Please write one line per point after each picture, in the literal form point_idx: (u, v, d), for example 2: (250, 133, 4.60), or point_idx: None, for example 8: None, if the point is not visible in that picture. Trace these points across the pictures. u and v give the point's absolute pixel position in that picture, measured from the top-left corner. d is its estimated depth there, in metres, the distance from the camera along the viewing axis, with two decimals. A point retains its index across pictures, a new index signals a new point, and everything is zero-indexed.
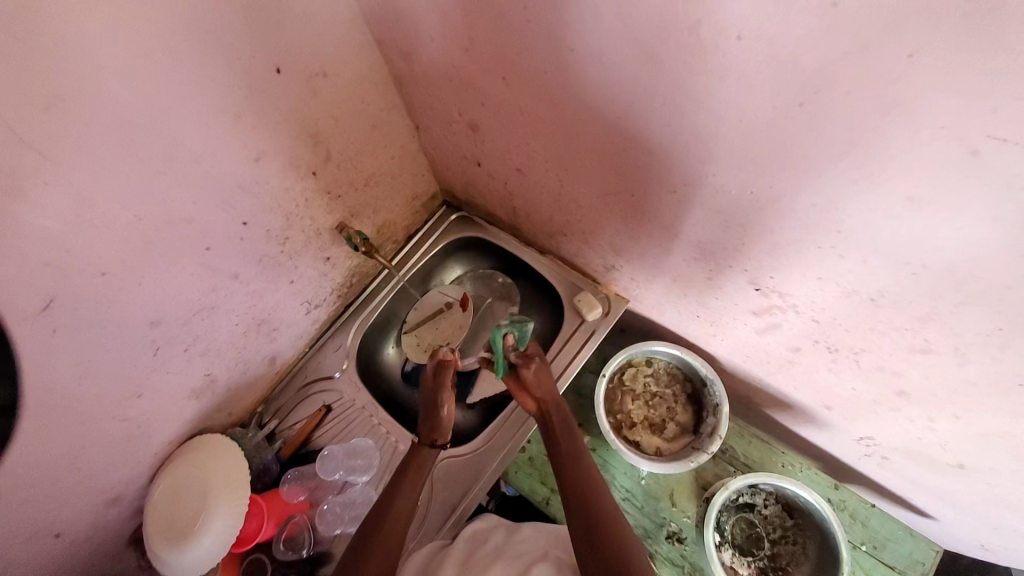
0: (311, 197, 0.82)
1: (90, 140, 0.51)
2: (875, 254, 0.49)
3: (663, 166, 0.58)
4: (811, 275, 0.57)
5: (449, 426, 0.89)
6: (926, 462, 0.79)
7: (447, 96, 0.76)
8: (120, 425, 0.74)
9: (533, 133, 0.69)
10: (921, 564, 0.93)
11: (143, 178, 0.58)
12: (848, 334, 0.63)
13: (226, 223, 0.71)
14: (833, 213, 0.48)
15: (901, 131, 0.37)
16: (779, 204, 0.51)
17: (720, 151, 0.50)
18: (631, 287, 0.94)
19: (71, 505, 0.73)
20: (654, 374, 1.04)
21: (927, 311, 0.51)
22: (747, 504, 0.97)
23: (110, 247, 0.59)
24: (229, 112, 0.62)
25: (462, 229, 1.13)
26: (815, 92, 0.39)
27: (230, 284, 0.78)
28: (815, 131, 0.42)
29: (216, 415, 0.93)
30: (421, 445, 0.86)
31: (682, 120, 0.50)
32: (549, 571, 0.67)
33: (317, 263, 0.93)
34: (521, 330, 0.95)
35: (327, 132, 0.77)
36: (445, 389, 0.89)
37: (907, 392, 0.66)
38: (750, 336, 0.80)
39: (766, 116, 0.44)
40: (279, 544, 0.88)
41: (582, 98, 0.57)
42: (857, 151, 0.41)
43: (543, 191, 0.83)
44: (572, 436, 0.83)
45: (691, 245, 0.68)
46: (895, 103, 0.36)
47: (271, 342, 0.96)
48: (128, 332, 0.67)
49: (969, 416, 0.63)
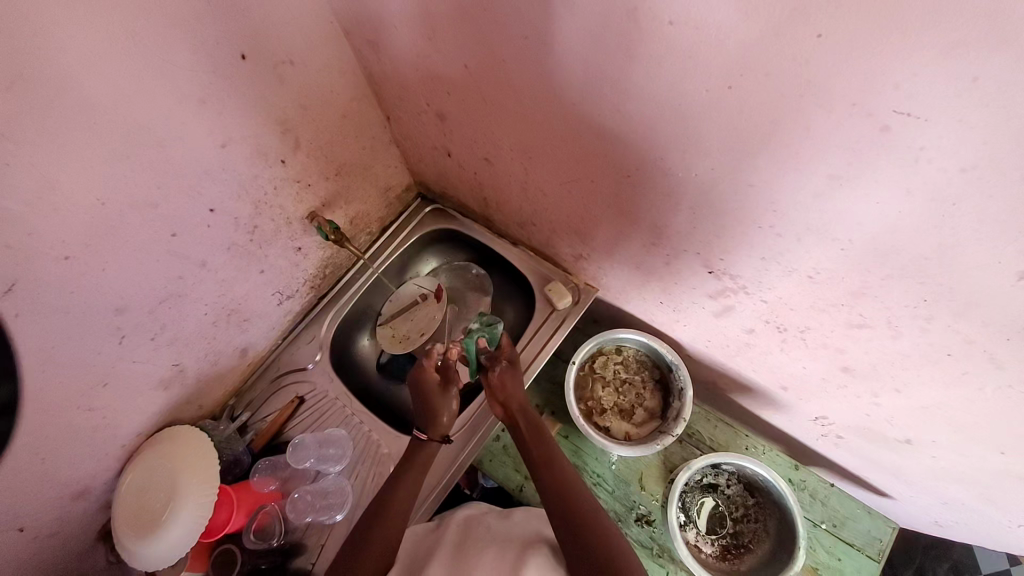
0: (280, 185, 0.83)
1: (52, 123, 0.52)
2: (809, 232, 0.52)
3: (618, 150, 0.60)
4: (756, 255, 0.61)
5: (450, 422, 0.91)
6: (876, 439, 0.83)
7: (414, 86, 0.77)
8: (86, 415, 0.74)
9: (496, 121, 0.72)
10: (878, 540, 0.97)
11: (107, 162, 0.59)
12: (793, 313, 0.66)
13: (193, 211, 0.72)
14: (769, 194, 0.51)
15: (819, 110, 0.41)
16: (721, 185, 0.54)
17: (666, 134, 0.53)
18: (599, 276, 0.97)
19: (34, 497, 0.72)
20: (623, 361, 1.07)
21: (859, 286, 0.55)
22: (711, 485, 1.01)
23: (73, 231, 0.59)
24: (194, 97, 0.63)
25: (436, 222, 1.15)
26: (742, 74, 0.42)
27: (198, 272, 0.78)
28: (747, 113, 0.45)
29: (186, 406, 0.93)
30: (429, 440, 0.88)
31: (628, 104, 0.53)
32: (537, 548, 0.67)
33: (288, 253, 0.94)
34: (491, 330, 0.96)
35: (295, 121, 0.78)
36: (452, 387, 0.91)
37: (852, 368, 0.69)
38: (709, 320, 0.83)
39: (703, 99, 0.47)
40: (249, 534, 0.87)
41: (538, 84, 0.59)
42: (784, 132, 0.44)
43: (510, 180, 0.85)
44: (545, 440, 0.84)
45: (648, 230, 0.71)
46: (813, 83, 0.39)
47: (242, 333, 0.96)
48: (92, 318, 0.67)
49: (909, 390, 0.66)
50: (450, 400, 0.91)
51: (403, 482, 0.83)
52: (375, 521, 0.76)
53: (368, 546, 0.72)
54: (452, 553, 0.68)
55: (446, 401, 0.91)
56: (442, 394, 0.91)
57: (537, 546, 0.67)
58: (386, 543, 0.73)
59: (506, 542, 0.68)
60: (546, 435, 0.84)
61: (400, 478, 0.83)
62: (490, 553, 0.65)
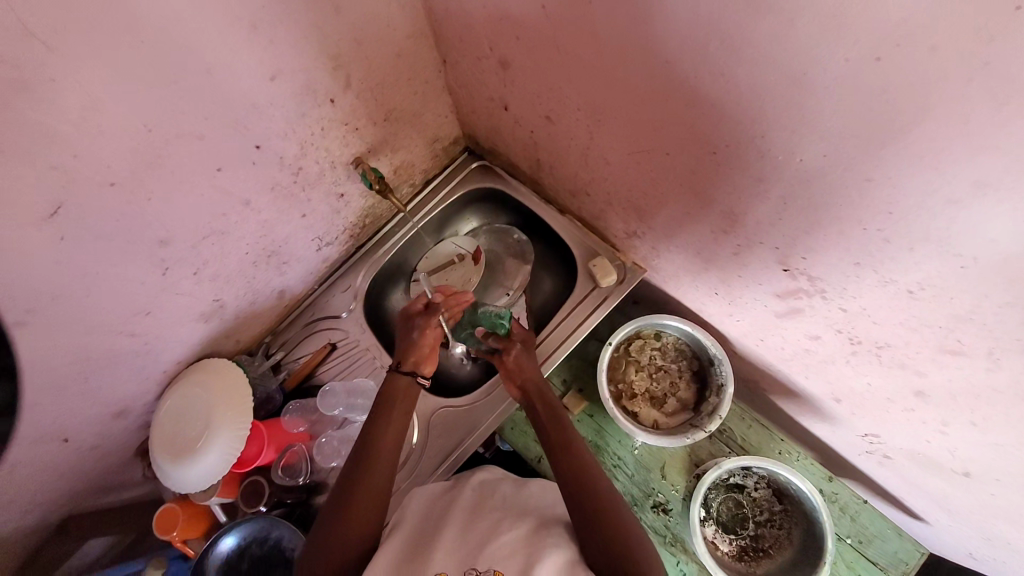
0: (329, 126, 0.79)
1: (98, 39, 0.48)
2: (924, 241, 0.45)
3: (704, 120, 0.53)
4: (847, 259, 0.54)
5: (415, 349, 0.87)
6: (934, 468, 0.75)
7: (478, 26, 0.70)
8: (128, 340, 0.75)
9: (568, 75, 0.64)
10: (905, 564, 0.92)
11: (153, 86, 0.55)
12: (874, 326, 0.60)
13: (238, 146, 0.69)
14: (886, 191, 0.43)
15: (988, 98, 0.33)
16: (829, 175, 0.47)
17: (773, 108, 0.46)
18: (651, 257, 0.90)
19: (79, 411, 0.75)
20: (661, 348, 1.02)
21: (968, 310, 0.47)
22: (737, 485, 0.98)
23: (118, 157, 0.57)
24: (245, 22, 0.58)
25: (484, 179, 1.09)
26: (897, 43, 0.34)
27: (241, 211, 0.77)
28: (889, 92, 0.37)
29: (224, 340, 0.94)
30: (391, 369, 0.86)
31: (738, 68, 0.45)
32: (557, 525, 0.65)
33: (330, 199, 0.91)
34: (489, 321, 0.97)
35: (349, 56, 0.73)
36: (421, 317, 0.90)
37: (926, 392, 0.63)
38: (769, 319, 0.76)
39: (836, 71, 0.39)
40: (277, 470, 0.90)
41: (629, 34, 0.51)
42: (931, 119, 0.36)
43: (571, 142, 0.78)
44: (559, 423, 0.81)
45: (719, 214, 0.64)
46: (992, 65, 0.31)
47: (281, 275, 0.95)
48: (136, 247, 0.66)
49: (988, 425, 0.59)
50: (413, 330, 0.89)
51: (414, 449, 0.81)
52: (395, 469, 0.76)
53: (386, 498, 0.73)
54: (464, 518, 0.66)
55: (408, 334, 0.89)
56: (409, 325, 0.90)
57: (551, 523, 0.64)
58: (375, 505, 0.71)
59: (522, 514, 0.67)
60: (559, 410, 0.83)
61: (388, 413, 0.80)
62: (503, 524, 0.63)
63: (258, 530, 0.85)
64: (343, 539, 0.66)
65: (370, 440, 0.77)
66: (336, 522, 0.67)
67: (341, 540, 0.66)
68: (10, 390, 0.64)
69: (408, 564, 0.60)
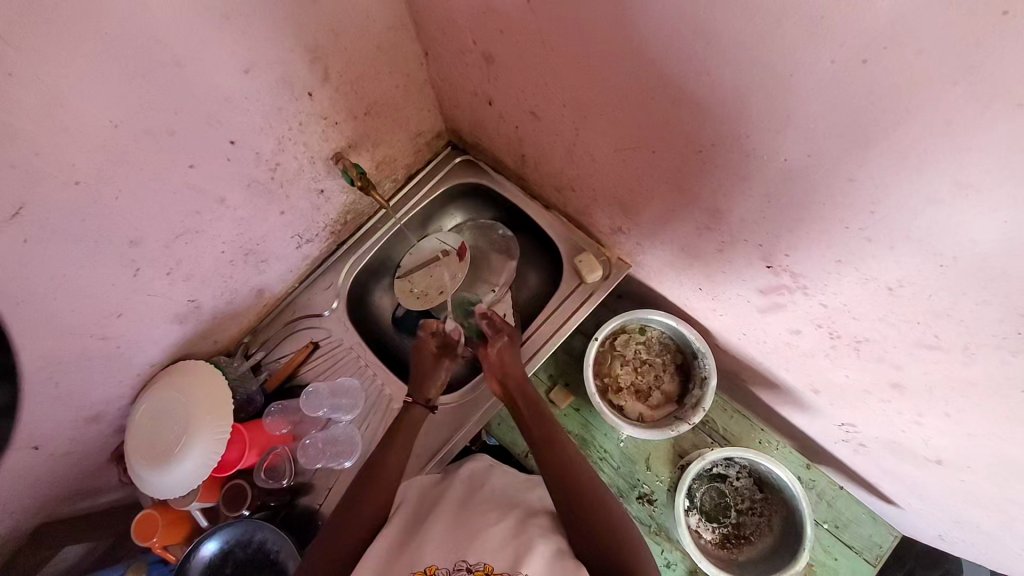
0: (306, 120, 0.76)
1: (59, 31, 0.46)
2: (903, 241, 0.46)
3: (691, 118, 0.53)
4: (829, 256, 0.54)
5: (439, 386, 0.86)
6: (905, 454, 0.78)
7: (462, 20, 0.69)
8: (99, 343, 0.72)
9: (553, 71, 0.64)
10: (878, 547, 0.96)
11: (120, 80, 0.53)
12: (854, 322, 0.61)
13: (212, 142, 0.66)
14: (871, 192, 0.44)
15: (971, 102, 0.33)
16: (815, 175, 0.47)
17: (756, 108, 0.46)
18: (637, 252, 0.91)
19: (48, 418, 0.73)
20: (646, 342, 1.02)
21: (944, 306, 0.49)
22: (720, 475, 1.00)
23: (85, 154, 0.55)
24: (216, 12, 0.56)
25: (467, 174, 1.07)
26: (883, 47, 0.34)
27: (216, 208, 0.74)
28: (875, 94, 0.37)
29: (202, 341, 0.92)
30: (412, 402, 0.84)
31: (725, 68, 0.45)
32: (547, 521, 0.65)
33: (310, 194, 0.88)
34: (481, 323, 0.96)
35: (327, 48, 0.70)
36: (449, 359, 0.88)
37: (902, 384, 0.64)
38: (751, 314, 0.78)
39: (824, 73, 0.39)
40: (260, 473, 0.88)
41: (616, 31, 0.50)
42: (913, 122, 0.37)
43: (556, 139, 0.77)
44: (541, 417, 0.80)
45: (703, 211, 0.64)
46: (977, 70, 0.32)
47: (259, 274, 0.93)
48: (105, 248, 0.64)
49: (960, 415, 0.61)
50: (441, 370, 0.87)
51: (398, 450, 0.79)
52: (401, 478, 0.76)
53: (387, 494, 0.73)
54: (453, 511, 0.66)
55: (436, 372, 0.87)
56: (436, 362, 0.87)
57: (540, 514, 0.65)
58: (362, 508, 0.70)
59: (511, 506, 0.67)
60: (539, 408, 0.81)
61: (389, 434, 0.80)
62: (492, 517, 0.63)
63: (241, 533, 0.84)
64: (335, 548, 0.65)
65: (374, 462, 0.76)
66: (331, 540, 0.66)
67: (332, 548, 0.65)
68: (11, 390, 0.65)
69: (397, 559, 0.59)
